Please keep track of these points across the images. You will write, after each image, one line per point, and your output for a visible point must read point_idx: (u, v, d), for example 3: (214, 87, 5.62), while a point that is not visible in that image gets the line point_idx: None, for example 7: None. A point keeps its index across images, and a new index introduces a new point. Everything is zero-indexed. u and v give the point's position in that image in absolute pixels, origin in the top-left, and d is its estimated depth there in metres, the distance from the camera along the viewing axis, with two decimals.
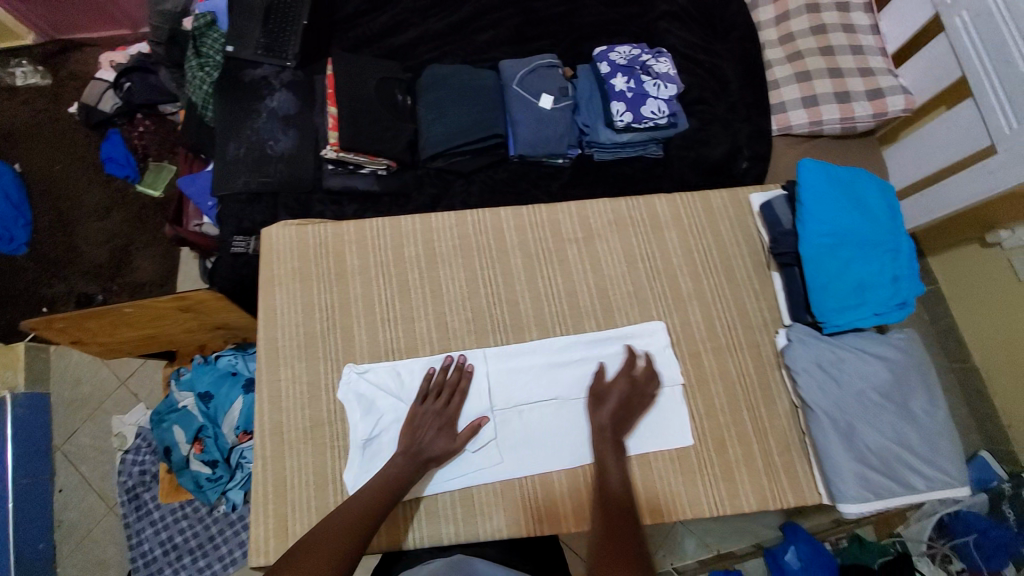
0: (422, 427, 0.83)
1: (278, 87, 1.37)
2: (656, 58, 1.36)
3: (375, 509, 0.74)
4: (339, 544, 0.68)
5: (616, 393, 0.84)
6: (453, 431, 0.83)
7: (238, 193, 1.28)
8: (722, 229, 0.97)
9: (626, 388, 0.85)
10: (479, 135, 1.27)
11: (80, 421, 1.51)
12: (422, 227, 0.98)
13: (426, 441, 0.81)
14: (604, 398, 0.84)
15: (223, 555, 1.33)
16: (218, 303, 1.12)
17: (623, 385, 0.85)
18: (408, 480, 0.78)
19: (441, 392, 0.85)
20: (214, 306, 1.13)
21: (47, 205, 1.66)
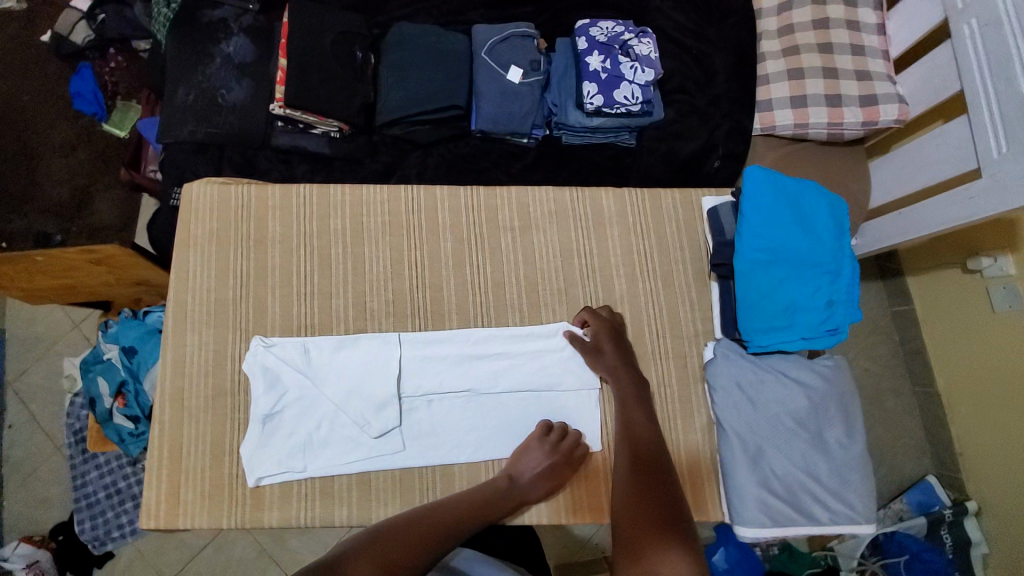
0: (537, 453, 0.79)
1: (236, 32, 1.29)
2: (638, 37, 1.27)
3: (462, 521, 0.71)
4: (418, 540, 0.65)
5: (603, 336, 0.85)
6: (561, 466, 0.79)
7: (184, 142, 1.22)
8: (667, 232, 0.93)
9: (609, 326, 0.85)
10: (439, 105, 1.20)
11: (32, 360, 1.50)
12: (352, 199, 0.93)
13: (528, 467, 0.79)
14: (599, 347, 0.84)
15: None
16: (131, 257, 1.08)
17: (604, 325, 0.85)
18: (499, 498, 0.76)
19: (560, 435, 0.81)
20: (126, 261, 1.10)
21: (15, 136, 1.56)
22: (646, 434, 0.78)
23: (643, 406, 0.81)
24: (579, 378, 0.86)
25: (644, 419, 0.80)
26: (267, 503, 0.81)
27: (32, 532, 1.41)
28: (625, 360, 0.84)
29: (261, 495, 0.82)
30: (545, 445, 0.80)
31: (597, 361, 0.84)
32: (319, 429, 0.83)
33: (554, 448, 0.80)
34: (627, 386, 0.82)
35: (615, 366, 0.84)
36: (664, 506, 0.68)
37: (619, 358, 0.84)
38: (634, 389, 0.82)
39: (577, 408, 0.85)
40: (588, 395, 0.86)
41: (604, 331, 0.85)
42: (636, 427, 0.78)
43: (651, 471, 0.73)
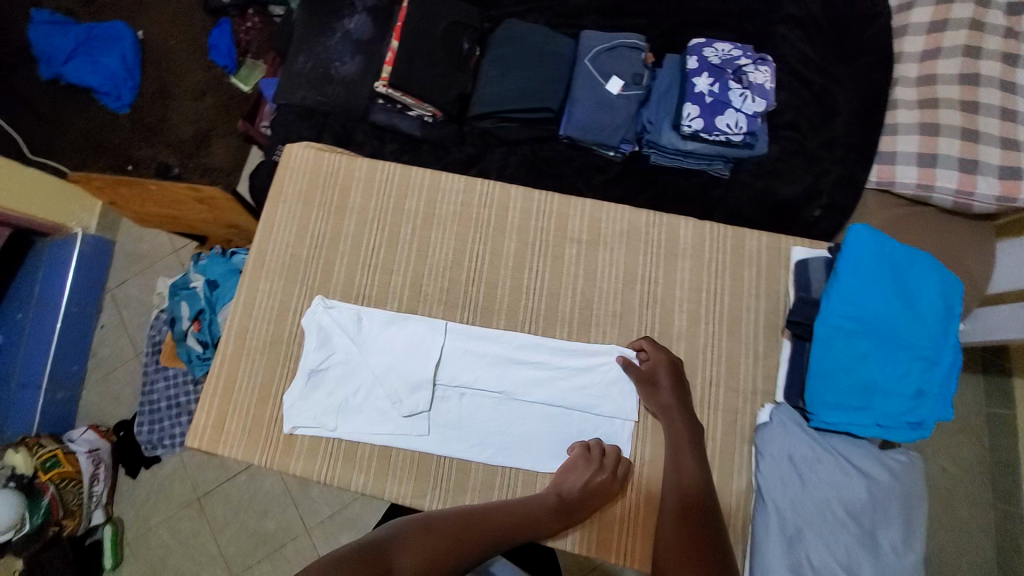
0: (587, 471, 0.77)
1: (359, 10, 1.36)
2: (755, 64, 1.19)
3: (506, 530, 0.71)
4: (457, 542, 0.67)
5: (661, 369, 0.80)
6: (601, 489, 0.76)
7: (294, 105, 1.32)
8: (743, 275, 0.87)
9: (671, 363, 0.81)
10: (532, 105, 1.20)
11: (133, 274, 1.72)
12: (430, 184, 0.95)
13: (575, 484, 0.76)
14: (655, 381, 0.80)
15: None
16: (229, 203, 1.16)
17: (663, 359, 0.81)
18: (545, 515, 0.74)
19: (602, 460, 0.78)
20: (225, 205, 1.18)
21: (156, 73, 1.78)
22: (687, 485, 0.73)
23: (694, 457, 0.75)
24: (616, 405, 0.83)
25: (691, 470, 0.75)
26: (295, 452, 0.86)
27: (102, 421, 1.63)
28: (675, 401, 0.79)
29: (292, 444, 0.86)
30: (596, 466, 0.77)
31: (644, 392, 0.80)
32: (356, 395, 0.87)
33: (601, 471, 0.77)
34: (681, 431, 0.77)
35: (660, 404, 0.79)
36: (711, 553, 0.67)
37: (672, 398, 0.79)
38: (688, 437, 0.77)
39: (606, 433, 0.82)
40: (622, 423, 0.82)
41: (663, 367, 0.80)
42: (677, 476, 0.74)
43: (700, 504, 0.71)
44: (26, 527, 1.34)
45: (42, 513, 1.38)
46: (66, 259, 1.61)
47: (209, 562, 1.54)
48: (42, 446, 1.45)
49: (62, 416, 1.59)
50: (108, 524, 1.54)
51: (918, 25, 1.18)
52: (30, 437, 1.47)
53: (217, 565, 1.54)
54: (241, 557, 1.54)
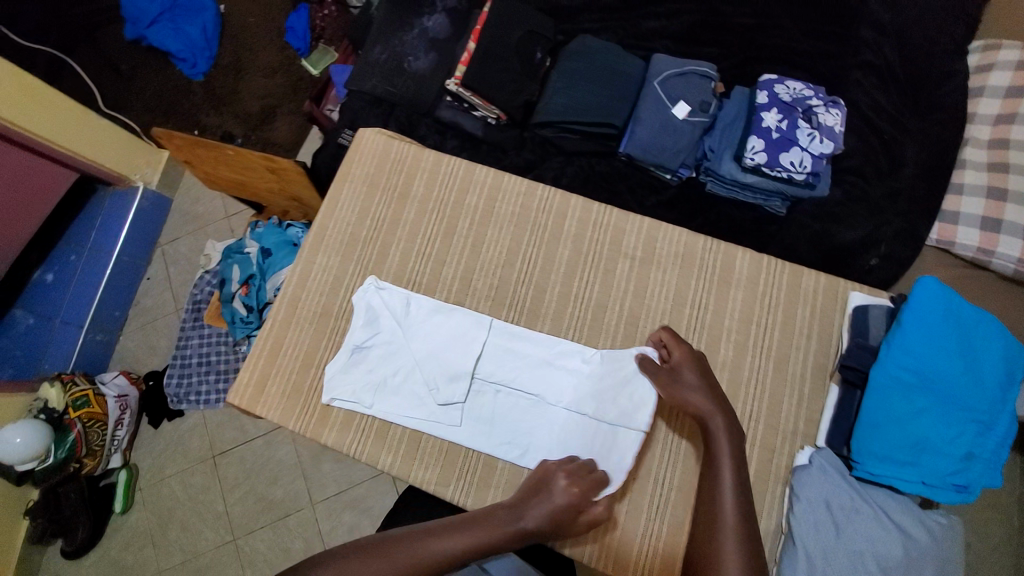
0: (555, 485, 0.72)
1: (439, 10, 1.42)
2: (827, 106, 1.19)
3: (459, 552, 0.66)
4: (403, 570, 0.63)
5: (684, 366, 0.78)
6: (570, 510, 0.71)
7: (364, 93, 1.38)
8: (796, 314, 0.88)
9: (694, 360, 0.78)
10: (596, 119, 1.22)
11: (184, 234, 1.98)
12: (492, 183, 0.97)
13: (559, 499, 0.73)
14: (681, 380, 0.77)
15: None
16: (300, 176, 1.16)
17: (686, 358, 0.78)
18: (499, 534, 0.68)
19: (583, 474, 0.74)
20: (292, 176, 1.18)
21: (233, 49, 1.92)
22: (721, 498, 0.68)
23: None
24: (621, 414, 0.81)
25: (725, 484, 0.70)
26: (330, 423, 0.88)
27: (135, 368, 1.89)
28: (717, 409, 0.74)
29: (328, 415, 0.89)
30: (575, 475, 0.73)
31: (669, 385, 0.77)
32: (395, 376, 0.89)
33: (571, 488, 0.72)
34: (722, 439, 0.72)
35: (691, 403, 0.75)
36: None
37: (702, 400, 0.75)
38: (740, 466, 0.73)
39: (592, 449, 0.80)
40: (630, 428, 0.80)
41: (687, 363, 0.78)
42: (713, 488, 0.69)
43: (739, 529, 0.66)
44: (51, 458, 1.58)
45: (64, 449, 1.59)
46: (122, 212, 1.86)
47: (214, 521, 1.74)
48: (75, 385, 1.68)
49: (98, 356, 1.86)
50: (123, 469, 1.77)
51: (997, 88, 1.13)
52: (65, 374, 1.72)
53: (222, 525, 1.74)
54: (246, 520, 1.73)
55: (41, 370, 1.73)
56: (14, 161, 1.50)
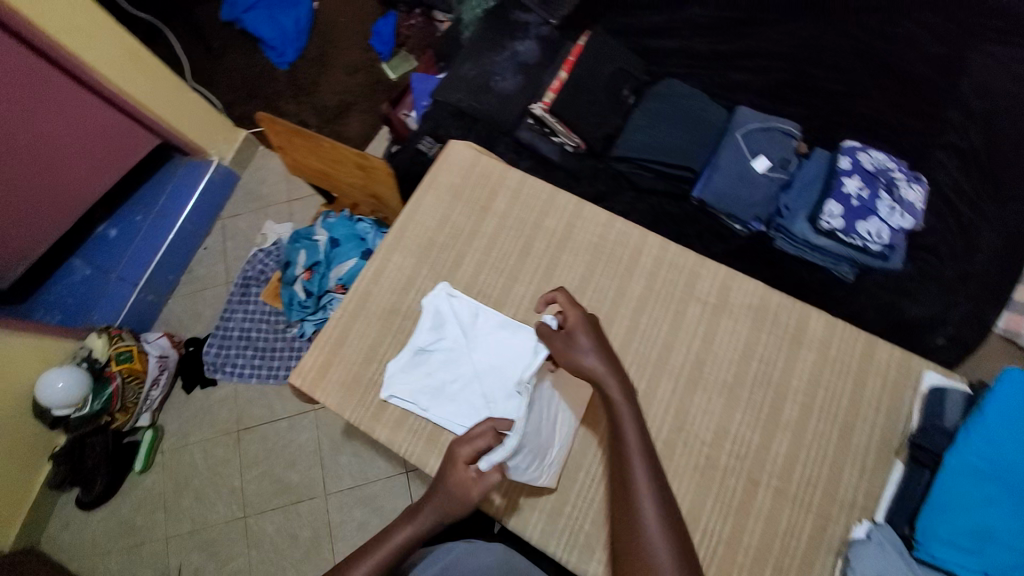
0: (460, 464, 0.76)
1: (531, 36, 1.49)
2: (909, 181, 1.19)
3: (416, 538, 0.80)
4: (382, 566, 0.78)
5: (578, 330, 0.80)
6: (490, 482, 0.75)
7: (448, 105, 1.44)
8: (867, 386, 0.86)
9: (588, 324, 0.82)
10: (678, 162, 1.24)
11: (246, 211, 2.07)
12: (573, 209, 0.99)
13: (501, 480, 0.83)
14: (577, 342, 0.80)
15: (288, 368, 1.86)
16: (385, 177, 1.17)
17: (582, 322, 0.81)
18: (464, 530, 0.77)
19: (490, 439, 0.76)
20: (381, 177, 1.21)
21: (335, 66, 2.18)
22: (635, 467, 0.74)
23: None
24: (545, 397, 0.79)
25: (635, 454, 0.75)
26: (383, 420, 0.90)
27: (177, 332, 1.96)
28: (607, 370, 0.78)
29: (383, 410, 0.90)
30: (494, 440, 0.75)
31: (563, 347, 0.79)
32: (453, 383, 0.90)
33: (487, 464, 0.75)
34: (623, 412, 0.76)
35: (586, 365, 0.78)
36: (675, 553, 0.69)
37: (599, 364, 0.78)
38: None
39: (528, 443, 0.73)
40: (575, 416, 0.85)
41: (580, 324, 0.80)
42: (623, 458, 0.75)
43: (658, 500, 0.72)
44: (86, 408, 1.64)
45: (101, 401, 1.65)
46: (195, 180, 1.97)
47: (228, 496, 1.77)
48: (121, 340, 1.74)
49: (146, 315, 1.93)
50: (150, 429, 1.81)
51: None
52: (114, 328, 1.77)
53: (234, 500, 1.76)
54: (259, 500, 1.75)
55: (89, 321, 1.80)
56: (106, 119, 1.60)
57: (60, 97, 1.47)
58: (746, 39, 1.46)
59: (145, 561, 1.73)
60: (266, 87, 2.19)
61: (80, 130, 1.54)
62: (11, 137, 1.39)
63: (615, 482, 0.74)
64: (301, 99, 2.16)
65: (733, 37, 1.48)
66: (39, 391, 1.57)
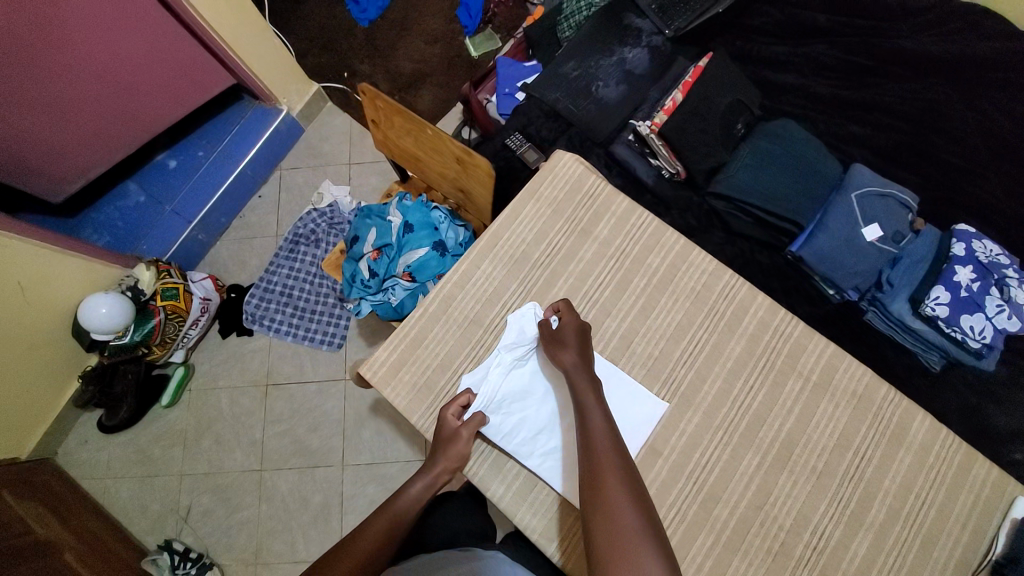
0: (445, 422, 0.83)
1: (642, 44, 1.41)
2: (1022, 281, 1.11)
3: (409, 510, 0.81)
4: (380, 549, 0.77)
5: (569, 330, 0.83)
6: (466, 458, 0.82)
7: (545, 103, 1.38)
8: (958, 502, 0.81)
9: (578, 326, 0.84)
10: (782, 212, 1.17)
11: (306, 166, 2.03)
12: (680, 251, 0.94)
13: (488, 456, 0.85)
14: (562, 340, 0.83)
15: (323, 333, 1.84)
16: (486, 178, 1.12)
17: (573, 323, 0.84)
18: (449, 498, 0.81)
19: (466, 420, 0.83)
20: (475, 177, 1.15)
21: (418, 34, 2.11)
22: (598, 445, 0.73)
23: None
24: (547, 390, 0.88)
25: (599, 432, 0.75)
26: None
27: (222, 276, 1.95)
28: (583, 371, 0.80)
29: None
30: (472, 399, 0.84)
31: (552, 349, 0.83)
32: (523, 409, 0.86)
33: (468, 418, 0.83)
34: (595, 415, 0.76)
35: (564, 362, 0.81)
36: (652, 530, 0.63)
37: (574, 360, 0.81)
38: None
39: (509, 402, 0.86)
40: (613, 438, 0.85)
41: (571, 327, 0.84)
42: (588, 438, 0.74)
43: (626, 479, 0.69)
44: (127, 337, 1.64)
45: (141, 333, 1.64)
46: (263, 125, 1.91)
47: (247, 447, 1.76)
48: (169, 276, 1.73)
49: (194, 253, 1.92)
50: (182, 366, 1.81)
51: None
52: (162, 262, 1.76)
53: (253, 453, 1.76)
54: (276, 458, 1.74)
55: (137, 250, 1.77)
56: (188, 53, 1.53)
57: (148, 23, 1.39)
58: (869, 89, 1.37)
59: (155, 493, 1.73)
60: (345, 42, 2.12)
61: (160, 59, 1.48)
62: (93, 55, 1.34)
63: (585, 468, 0.71)
64: (376, 61, 2.09)
65: (856, 85, 1.39)
66: (82, 314, 1.56)
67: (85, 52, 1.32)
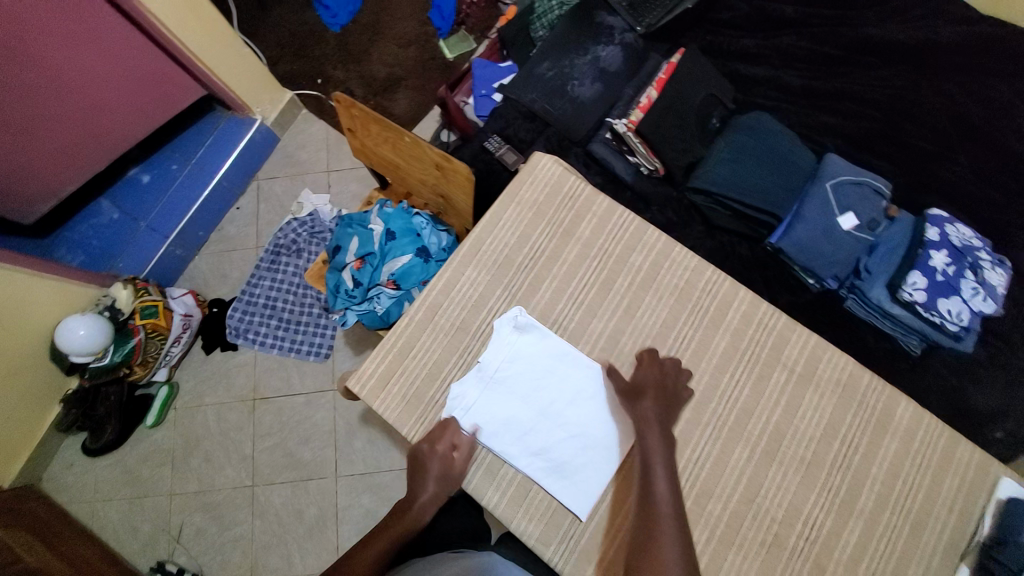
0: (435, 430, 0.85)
1: (615, 42, 1.41)
2: (994, 263, 1.14)
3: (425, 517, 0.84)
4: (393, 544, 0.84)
5: (648, 384, 0.83)
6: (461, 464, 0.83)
7: (522, 105, 1.37)
8: (943, 485, 0.84)
9: (655, 380, 0.84)
10: (758, 204, 1.19)
11: (283, 175, 2.00)
12: (662, 249, 0.94)
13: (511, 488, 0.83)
14: (637, 393, 0.83)
15: (310, 344, 1.82)
16: (465, 182, 1.12)
17: (652, 376, 0.84)
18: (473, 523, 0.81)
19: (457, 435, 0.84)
20: (455, 181, 1.15)
21: (391, 37, 2.09)
22: (660, 503, 0.74)
23: None
24: (535, 394, 0.88)
25: (662, 490, 0.76)
26: None
27: (202, 291, 1.91)
28: (655, 420, 0.81)
29: None
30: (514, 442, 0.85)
31: (627, 398, 0.83)
32: (515, 414, 0.86)
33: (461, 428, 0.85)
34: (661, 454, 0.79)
35: (645, 415, 0.81)
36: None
37: (655, 420, 0.81)
38: None
39: (499, 408, 0.87)
40: (602, 436, 0.85)
41: (648, 377, 0.84)
42: (651, 494, 0.75)
43: (680, 542, 0.71)
44: (107, 359, 1.59)
45: (121, 353, 1.60)
46: (237, 136, 1.87)
47: (238, 462, 1.74)
48: (147, 294, 1.69)
49: (172, 269, 1.87)
50: (166, 386, 1.78)
51: None
52: (140, 280, 1.72)
53: (244, 468, 1.73)
54: (269, 472, 1.72)
55: (114, 269, 1.73)
56: (155, 65, 1.50)
57: (113, 38, 1.36)
58: (838, 79, 1.39)
59: (146, 515, 1.70)
60: (317, 48, 2.09)
61: (128, 74, 1.45)
62: (57, 73, 1.31)
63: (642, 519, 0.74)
64: (350, 66, 2.06)
65: (825, 75, 1.41)
66: (58, 337, 1.52)
67: (50, 69, 1.29)
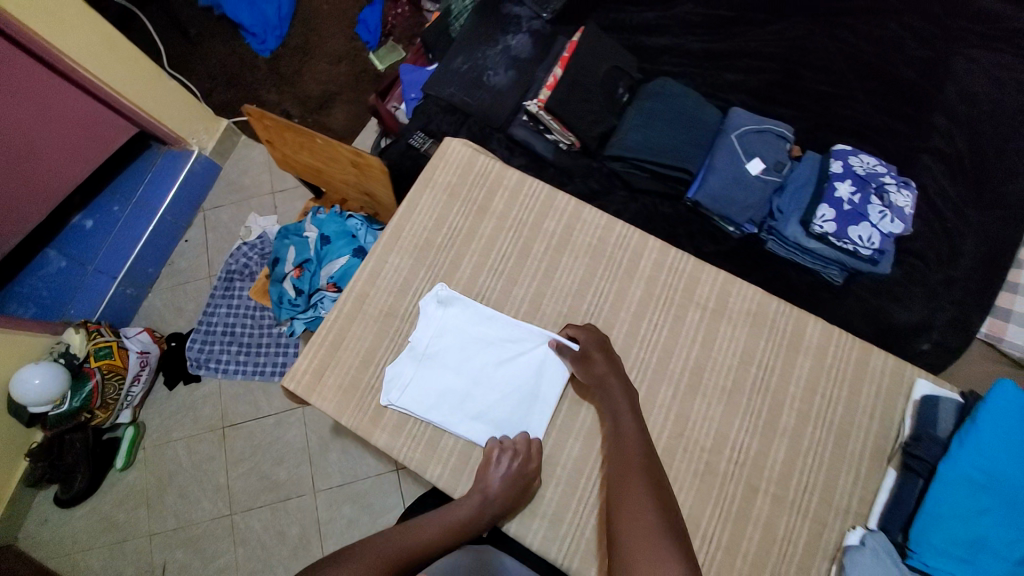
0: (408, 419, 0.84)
1: (523, 30, 1.46)
2: (899, 186, 1.20)
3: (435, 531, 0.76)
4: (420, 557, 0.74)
5: (591, 347, 0.84)
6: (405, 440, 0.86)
7: (442, 100, 1.41)
8: (861, 395, 0.88)
9: (597, 342, 0.85)
10: (671, 163, 1.24)
11: (227, 202, 2.00)
12: (573, 211, 0.98)
13: (491, 482, 0.79)
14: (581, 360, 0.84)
15: (274, 364, 1.82)
16: (382, 175, 1.16)
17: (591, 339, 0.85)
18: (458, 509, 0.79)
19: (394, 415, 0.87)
20: (375, 174, 1.18)
21: (319, 56, 2.12)
22: (628, 441, 0.77)
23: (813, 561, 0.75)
24: (466, 364, 0.90)
25: (628, 432, 0.78)
26: (382, 425, 0.87)
27: (158, 328, 1.89)
28: (610, 373, 0.83)
29: (382, 415, 0.88)
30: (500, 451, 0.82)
31: (579, 363, 0.84)
32: (449, 386, 0.89)
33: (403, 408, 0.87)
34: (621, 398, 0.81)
35: (595, 373, 0.83)
36: (667, 527, 0.66)
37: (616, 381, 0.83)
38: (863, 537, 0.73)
39: (433, 384, 0.89)
40: (531, 390, 0.88)
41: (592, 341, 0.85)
42: (618, 436, 0.78)
43: (651, 477, 0.72)
44: (66, 405, 1.56)
45: (80, 398, 1.57)
46: (176, 169, 1.88)
47: (214, 493, 1.72)
48: (100, 335, 1.67)
49: (124, 310, 1.85)
50: (131, 426, 1.75)
51: None
52: (92, 322, 1.70)
53: (220, 498, 1.71)
54: (246, 497, 1.71)
55: (65, 316, 1.70)
56: (81, 105, 1.49)
57: (23, 79, 1.34)
58: (737, 39, 1.46)
59: (126, 559, 1.66)
60: (247, 75, 2.11)
61: (48, 113, 1.43)
62: None
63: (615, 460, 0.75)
64: (283, 88, 2.08)
65: (725, 36, 1.48)
66: (13, 388, 1.48)
67: None
